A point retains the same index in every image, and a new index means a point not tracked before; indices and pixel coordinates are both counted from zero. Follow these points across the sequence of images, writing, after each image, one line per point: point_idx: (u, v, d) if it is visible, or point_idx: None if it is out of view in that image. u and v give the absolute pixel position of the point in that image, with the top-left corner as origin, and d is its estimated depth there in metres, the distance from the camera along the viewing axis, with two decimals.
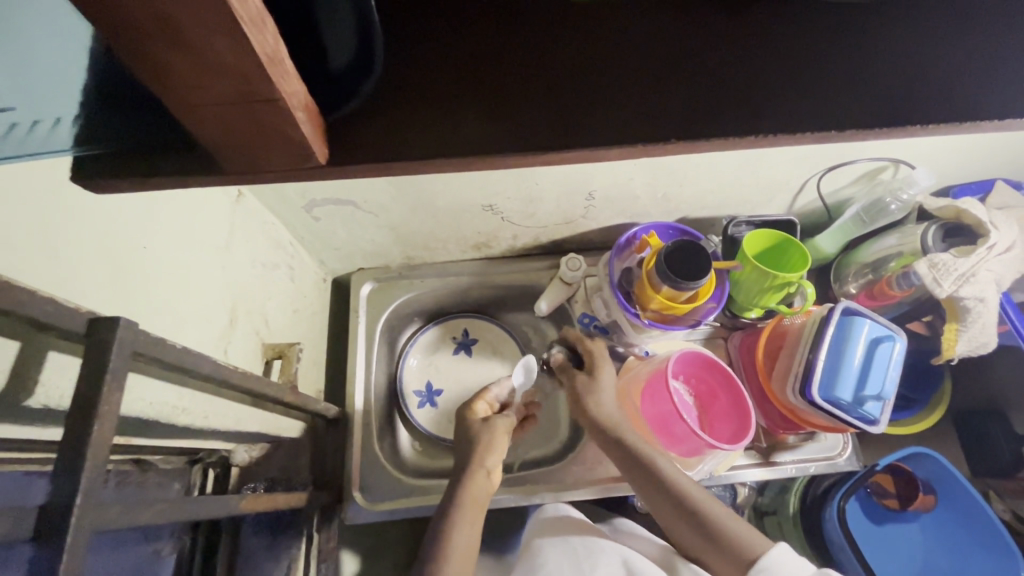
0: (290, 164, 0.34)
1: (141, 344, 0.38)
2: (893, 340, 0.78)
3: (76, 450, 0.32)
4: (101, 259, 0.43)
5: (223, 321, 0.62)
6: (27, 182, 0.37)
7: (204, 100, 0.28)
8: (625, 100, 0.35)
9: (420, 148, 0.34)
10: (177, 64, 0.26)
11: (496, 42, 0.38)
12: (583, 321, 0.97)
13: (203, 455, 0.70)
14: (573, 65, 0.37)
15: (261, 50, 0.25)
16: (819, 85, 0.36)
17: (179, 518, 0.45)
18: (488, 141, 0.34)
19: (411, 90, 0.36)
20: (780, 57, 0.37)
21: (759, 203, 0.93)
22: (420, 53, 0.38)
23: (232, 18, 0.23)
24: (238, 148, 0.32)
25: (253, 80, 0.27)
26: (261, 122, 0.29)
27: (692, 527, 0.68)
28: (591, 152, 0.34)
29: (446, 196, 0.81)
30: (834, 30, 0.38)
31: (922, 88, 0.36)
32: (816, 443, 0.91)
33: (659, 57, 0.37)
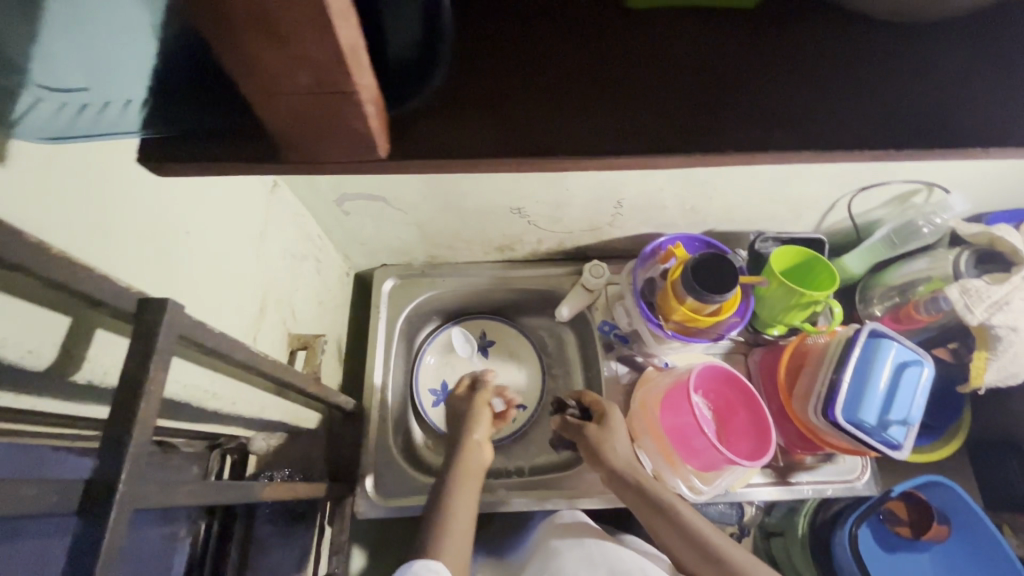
0: (350, 156, 0.34)
1: (185, 328, 0.38)
2: (921, 365, 0.77)
3: (125, 427, 0.33)
4: (148, 240, 0.44)
5: (254, 309, 0.63)
6: (98, 167, 0.38)
7: (280, 89, 0.28)
8: (683, 109, 0.35)
9: (480, 148, 0.34)
10: (261, 54, 0.26)
11: (552, 47, 0.38)
12: (602, 328, 0.96)
13: (223, 440, 0.69)
14: (629, 72, 0.37)
15: (344, 44, 0.26)
16: (878, 102, 0.36)
17: (207, 502, 0.45)
18: (551, 141, 0.34)
19: (473, 97, 0.36)
20: (835, 73, 0.37)
21: (788, 219, 0.92)
22: (476, 53, 0.38)
23: (323, 12, 0.24)
24: (302, 137, 0.32)
25: (333, 71, 0.27)
26: (331, 114, 0.30)
27: (706, 562, 0.67)
28: (650, 159, 0.34)
29: (476, 198, 0.82)
30: (886, 48, 0.38)
31: (979, 112, 0.36)
32: (833, 466, 0.91)
33: (713, 68, 0.37)
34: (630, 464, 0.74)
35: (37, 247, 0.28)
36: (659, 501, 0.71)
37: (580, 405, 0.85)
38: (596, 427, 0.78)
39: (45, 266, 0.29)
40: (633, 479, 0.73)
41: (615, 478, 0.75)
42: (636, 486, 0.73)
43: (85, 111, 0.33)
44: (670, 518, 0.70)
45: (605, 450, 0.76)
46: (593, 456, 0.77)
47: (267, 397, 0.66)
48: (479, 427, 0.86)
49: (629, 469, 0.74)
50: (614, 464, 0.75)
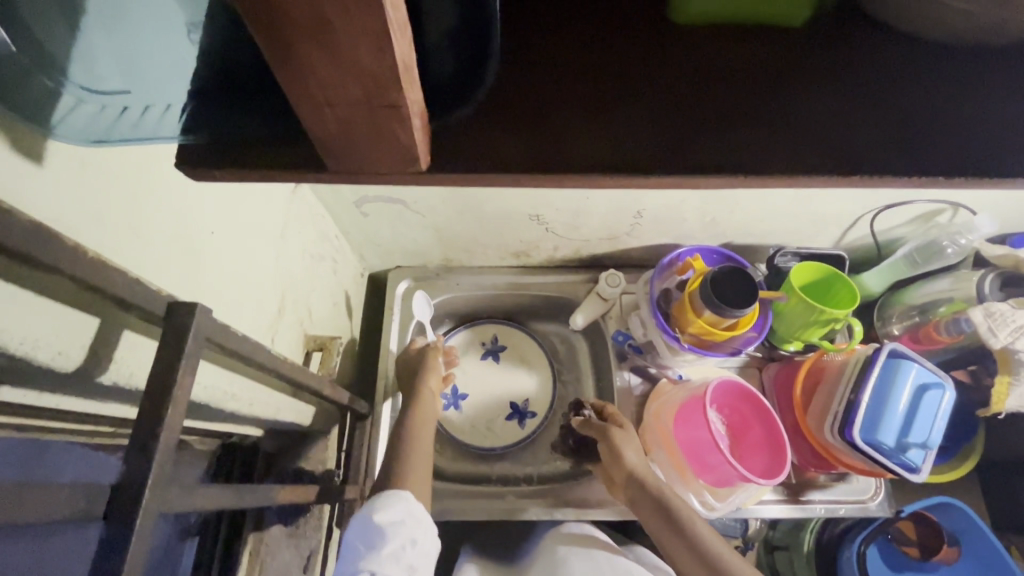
0: (389, 167, 0.33)
1: (212, 332, 0.38)
2: (942, 389, 0.76)
3: (151, 431, 0.33)
4: (176, 240, 0.44)
5: (272, 311, 0.62)
6: (134, 168, 0.38)
7: (330, 98, 0.28)
8: (735, 126, 0.35)
9: (531, 157, 0.34)
10: (315, 64, 0.25)
11: (596, 60, 0.38)
12: (617, 338, 0.96)
13: (237, 438, 0.69)
14: (674, 87, 0.36)
15: (400, 57, 0.25)
16: (926, 125, 0.36)
17: (224, 505, 0.45)
18: (603, 152, 0.34)
19: (521, 108, 0.36)
20: (885, 100, 0.36)
21: (808, 234, 0.91)
22: (519, 65, 0.38)
23: (384, 23, 0.23)
24: (345, 145, 0.31)
25: (385, 83, 0.27)
26: (378, 124, 0.29)
27: None
28: (703, 178, 0.33)
29: (496, 203, 0.81)
30: (932, 73, 0.38)
31: (1022, 142, 0.35)
32: (846, 485, 0.90)
33: (760, 87, 0.37)
34: (647, 472, 0.74)
35: (72, 251, 0.28)
36: (677, 510, 0.70)
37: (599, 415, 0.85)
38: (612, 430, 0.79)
39: (81, 271, 0.29)
40: (652, 485, 0.73)
41: (633, 482, 0.74)
42: (654, 492, 0.72)
43: (126, 112, 0.33)
44: (684, 535, 0.68)
45: (626, 452, 0.76)
46: (612, 458, 0.76)
47: (281, 398, 0.66)
48: (431, 375, 0.87)
49: (648, 475, 0.73)
50: (634, 466, 0.74)
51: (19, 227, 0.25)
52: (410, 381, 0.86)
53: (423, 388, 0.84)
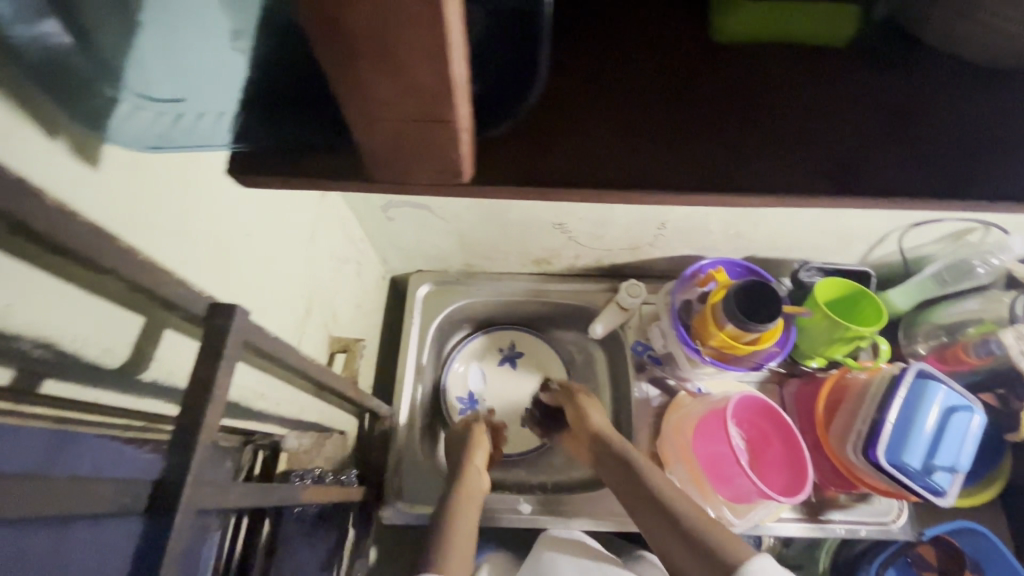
0: (432, 180, 0.34)
1: (248, 334, 0.39)
2: (970, 411, 0.75)
3: (191, 429, 0.34)
4: (216, 243, 0.45)
5: (300, 312, 0.64)
6: (189, 172, 0.40)
7: (385, 115, 0.29)
8: (750, 156, 0.39)
9: (567, 176, 0.38)
10: (375, 83, 0.27)
11: (635, 87, 0.42)
12: (634, 348, 0.96)
13: (255, 436, 0.67)
14: (701, 116, 0.41)
15: (456, 76, 0.26)
16: (921, 160, 0.40)
17: (251, 503, 0.46)
18: (636, 174, 0.38)
19: (560, 129, 0.40)
20: (889, 130, 0.41)
21: (834, 250, 0.90)
22: (563, 88, 0.42)
23: (444, 44, 0.25)
24: (392, 158, 0.32)
25: (440, 100, 0.28)
26: (427, 139, 0.30)
27: (664, 518, 0.64)
28: (726, 199, 0.38)
29: (520, 212, 0.82)
30: (933, 112, 0.43)
31: (1013, 179, 0.39)
32: (868, 506, 0.88)
33: (778, 116, 0.42)
34: (610, 431, 0.79)
35: (127, 253, 0.29)
36: (631, 459, 0.73)
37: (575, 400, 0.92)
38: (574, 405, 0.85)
39: (134, 272, 0.30)
40: (612, 441, 0.77)
41: (595, 441, 0.79)
42: (613, 445, 0.76)
43: (181, 119, 0.35)
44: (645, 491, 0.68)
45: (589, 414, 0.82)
46: (579, 421, 0.83)
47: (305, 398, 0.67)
48: (479, 451, 0.84)
49: (609, 432, 0.79)
50: (596, 424, 0.80)
51: (80, 229, 0.26)
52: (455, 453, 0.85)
53: (471, 465, 0.81)
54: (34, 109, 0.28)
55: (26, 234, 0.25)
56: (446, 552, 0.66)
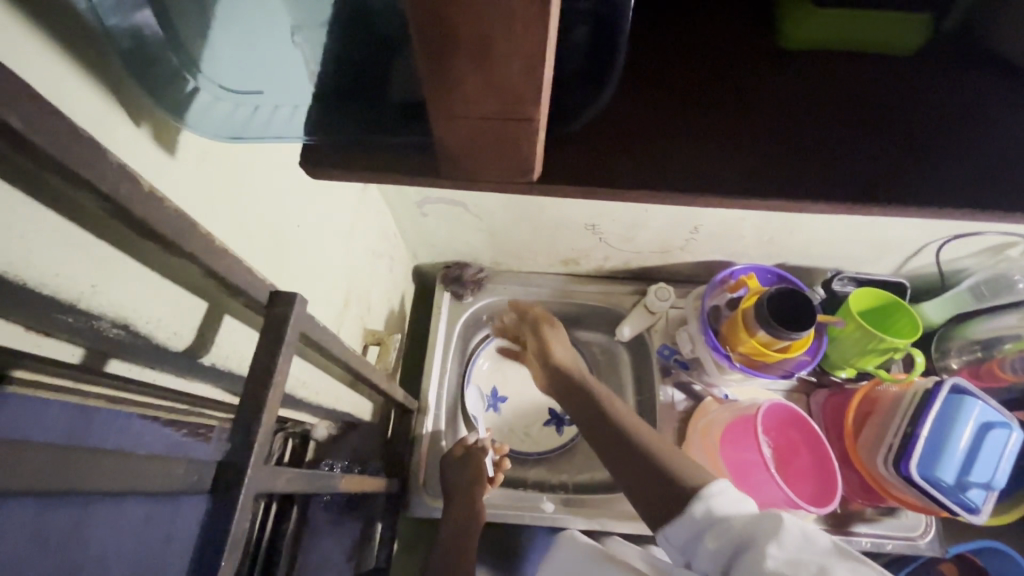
0: (503, 178, 0.35)
1: (306, 323, 0.40)
2: (1007, 429, 0.74)
3: (254, 414, 0.34)
4: (273, 233, 0.46)
5: (339, 304, 0.65)
6: (253, 163, 0.41)
7: (469, 114, 0.29)
8: (812, 161, 0.39)
9: (629, 176, 0.38)
10: (466, 83, 0.27)
11: (693, 94, 0.43)
12: (662, 352, 0.95)
13: (289, 423, 0.68)
14: (760, 120, 0.41)
15: (545, 75, 0.27)
16: (990, 169, 0.39)
17: (296, 489, 0.47)
18: (699, 177, 0.38)
19: (623, 130, 0.40)
20: (943, 139, 0.41)
21: (868, 260, 0.89)
22: (615, 92, 0.42)
23: (540, 47, 0.25)
24: (468, 155, 0.33)
25: (525, 99, 0.28)
26: (507, 137, 0.31)
27: (614, 438, 0.71)
28: (787, 203, 0.38)
29: (554, 212, 0.82)
30: (988, 124, 0.42)
31: None
32: (895, 520, 0.87)
33: (840, 124, 0.41)
34: (572, 366, 0.86)
35: (205, 238, 0.30)
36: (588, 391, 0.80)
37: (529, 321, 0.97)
38: (548, 333, 0.92)
39: (209, 257, 0.31)
40: (573, 376, 0.84)
41: (560, 377, 0.86)
42: (574, 380, 0.83)
43: (258, 111, 0.35)
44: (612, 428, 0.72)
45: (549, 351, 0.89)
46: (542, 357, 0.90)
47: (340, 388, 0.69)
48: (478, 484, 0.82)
49: (570, 367, 0.85)
50: (557, 361, 0.87)
51: (169, 214, 0.27)
52: (455, 483, 0.83)
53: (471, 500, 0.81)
54: (123, 94, 0.29)
55: (120, 216, 0.25)
56: None
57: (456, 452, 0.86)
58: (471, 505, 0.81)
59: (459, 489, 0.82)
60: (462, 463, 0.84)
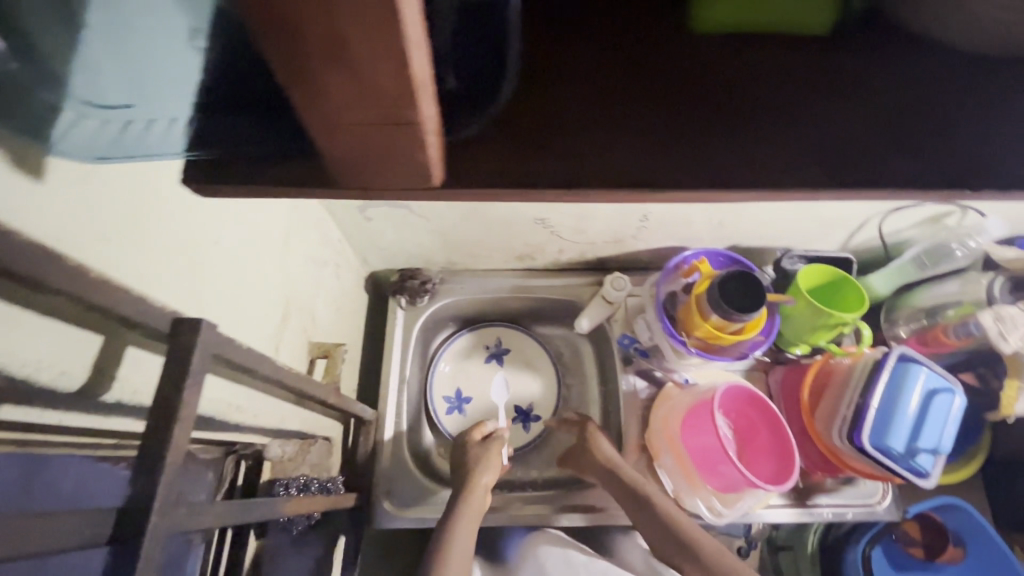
0: (401, 182, 0.36)
1: (218, 347, 0.37)
2: (952, 393, 0.76)
3: (157, 454, 0.32)
4: (184, 254, 0.43)
5: (277, 318, 0.62)
6: (145, 182, 0.38)
7: (347, 118, 0.30)
8: (750, 146, 0.41)
9: (572, 177, 0.39)
10: (337, 86, 0.28)
11: (622, 84, 0.44)
12: (622, 341, 0.94)
13: (238, 446, 0.66)
14: (690, 105, 0.43)
15: (416, 74, 0.28)
16: (909, 140, 0.42)
17: (232, 521, 0.44)
18: (642, 171, 0.39)
19: (556, 127, 0.42)
20: (870, 122, 0.43)
21: (816, 237, 0.90)
22: (541, 87, 0.44)
23: (402, 48, 0.26)
24: (358, 162, 0.34)
25: (400, 101, 0.29)
26: (392, 142, 0.32)
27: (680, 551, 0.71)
28: (734, 191, 0.39)
29: (502, 209, 0.81)
30: (913, 109, 0.44)
31: (994, 169, 0.41)
32: (854, 489, 0.90)
33: (763, 104, 0.43)
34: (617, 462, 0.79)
35: (78, 272, 0.28)
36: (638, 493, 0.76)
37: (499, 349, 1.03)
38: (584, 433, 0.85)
39: (85, 290, 0.28)
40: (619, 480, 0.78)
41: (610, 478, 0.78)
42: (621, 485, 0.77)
43: (129, 126, 0.33)
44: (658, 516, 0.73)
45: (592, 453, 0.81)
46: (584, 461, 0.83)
47: (272, 401, 0.66)
48: (488, 469, 0.82)
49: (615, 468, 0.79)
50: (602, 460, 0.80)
51: (18, 250, 0.24)
52: (463, 469, 0.83)
53: (477, 483, 0.80)
54: None
55: None
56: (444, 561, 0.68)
57: (474, 437, 0.87)
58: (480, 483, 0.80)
59: (474, 465, 0.82)
60: (475, 449, 0.85)
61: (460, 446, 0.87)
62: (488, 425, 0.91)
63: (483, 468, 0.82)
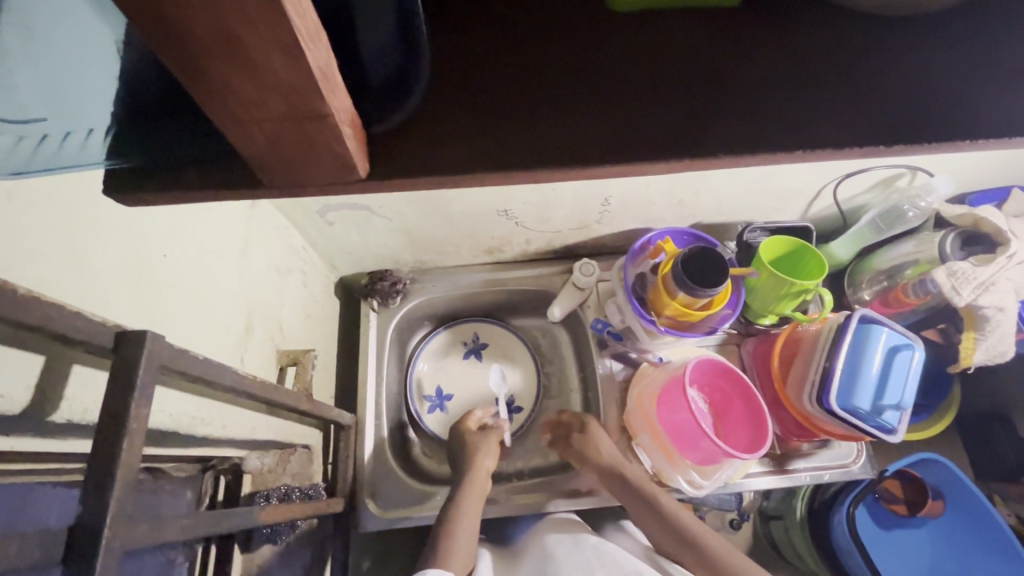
0: (329, 179, 0.37)
1: (168, 358, 0.37)
2: (912, 349, 0.78)
3: (106, 469, 0.32)
4: (126, 269, 0.43)
5: (238, 329, 0.61)
6: (67, 202, 0.38)
7: (257, 116, 0.31)
8: (700, 115, 0.39)
9: (530, 156, 0.38)
10: (239, 85, 0.29)
11: (557, 58, 0.43)
12: (595, 326, 0.95)
13: (215, 462, 0.64)
14: (631, 75, 0.42)
15: (315, 65, 0.28)
16: (858, 91, 0.40)
17: (203, 533, 0.44)
18: (586, 150, 0.38)
19: (488, 105, 0.40)
20: (818, 76, 0.41)
21: (776, 209, 0.92)
22: (476, 67, 0.42)
23: (294, 39, 0.26)
24: (279, 160, 0.35)
25: (306, 93, 0.29)
26: (309, 136, 0.33)
27: (677, 538, 0.73)
28: (686, 161, 0.38)
29: (463, 203, 0.81)
30: (867, 59, 0.42)
31: (956, 115, 0.39)
32: (829, 451, 0.91)
33: (705, 66, 0.42)
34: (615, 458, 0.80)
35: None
36: (635, 485, 0.77)
37: (476, 343, 1.04)
38: (581, 432, 0.84)
39: (11, 308, 0.28)
40: (616, 471, 0.79)
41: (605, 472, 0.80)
42: (620, 478, 0.78)
43: (46, 141, 0.34)
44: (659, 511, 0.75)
45: (588, 449, 0.81)
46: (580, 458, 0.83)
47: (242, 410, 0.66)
48: (487, 453, 0.84)
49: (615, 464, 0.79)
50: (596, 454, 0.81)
51: None
52: (463, 457, 0.84)
53: (479, 467, 0.81)
54: None
55: None
56: (450, 548, 0.68)
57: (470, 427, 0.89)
58: (483, 467, 0.81)
59: (474, 452, 0.83)
60: (476, 437, 0.87)
61: (460, 436, 0.88)
62: (478, 413, 0.93)
63: (479, 452, 0.83)
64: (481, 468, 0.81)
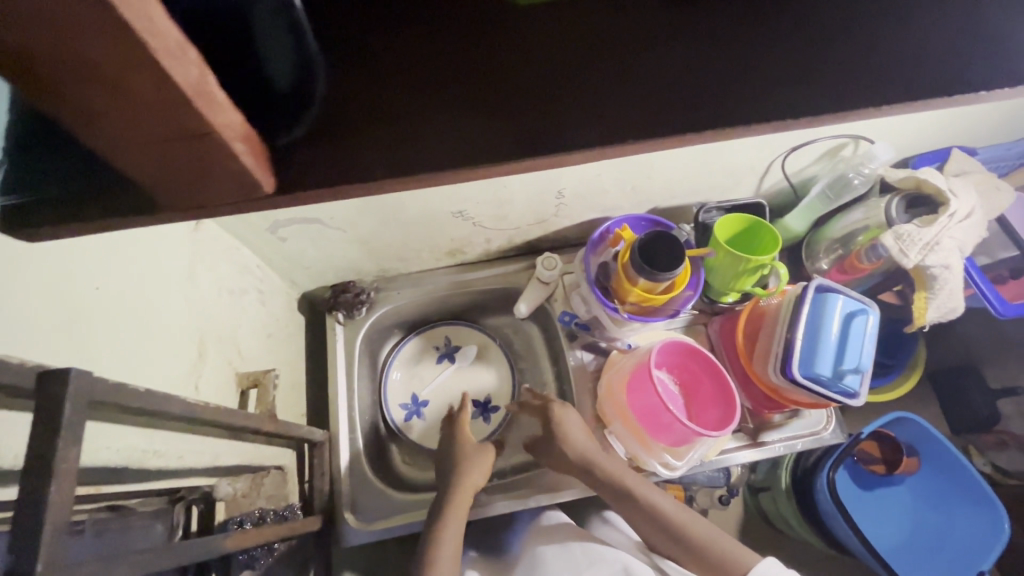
0: (238, 197, 0.36)
1: (99, 392, 0.36)
2: (866, 313, 0.80)
3: (34, 514, 0.31)
4: (52, 306, 0.42)
5: (190, 355, 0.60)
6: None
7: (141, 139, 0.30)
8: (620, 100, 0.39)
9: (449, 159, 0.37)
10: (112, 107, 0.28)
11: (476, 49, 0.42)
12: (562, 319, 0.95)
13: (184, 492, 0.63)
14: (552, 62, 0.41)
15: (185, 84, 0.27)
16: (780, 60, 0.40)
17: (163, 567, 0.43)
18: (506, 148, 0.38)
19: (402, 107, 0.40)
20: (739, 46, 0.41)
21: (729, 187, 0.94)
22: (393, 66, 0.41)
23: (153, 58, 0.25)
24: (179, 182, 0.34)
25: (183, 112, 0.29)
26: (201, 156, 0.32)
27: (655, 522, 0.74)
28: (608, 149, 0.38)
29: (416, 207, 0.81)
30: (787, 27, 0.42)
31: (876, 78, 0.40)
32: (801, 420, 0.92)
33: (626, 45, 0.41)
34: (588, 452, 0.78)
35: None
36: (607, 476, 0.77)
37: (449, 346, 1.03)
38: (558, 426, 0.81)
39: None
40: (589, 466, 0.78)
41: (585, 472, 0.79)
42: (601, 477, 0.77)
43: None
44: (637, 503, 0.74)
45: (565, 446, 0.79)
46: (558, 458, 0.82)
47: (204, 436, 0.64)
48: (476, 469, 0.82)
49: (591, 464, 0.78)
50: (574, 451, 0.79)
51: None
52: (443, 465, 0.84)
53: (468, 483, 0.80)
54: None
55: None
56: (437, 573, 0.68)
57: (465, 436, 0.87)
58: (471, 484, 0.80)
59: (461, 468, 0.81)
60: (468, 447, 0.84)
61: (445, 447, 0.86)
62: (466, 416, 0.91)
63: (468, 470, 0.81)
64: (467, 480, 0.80)
